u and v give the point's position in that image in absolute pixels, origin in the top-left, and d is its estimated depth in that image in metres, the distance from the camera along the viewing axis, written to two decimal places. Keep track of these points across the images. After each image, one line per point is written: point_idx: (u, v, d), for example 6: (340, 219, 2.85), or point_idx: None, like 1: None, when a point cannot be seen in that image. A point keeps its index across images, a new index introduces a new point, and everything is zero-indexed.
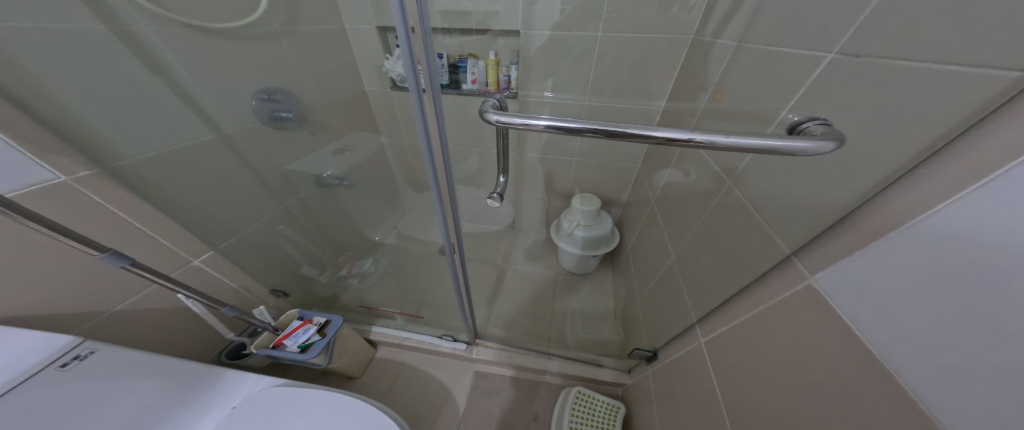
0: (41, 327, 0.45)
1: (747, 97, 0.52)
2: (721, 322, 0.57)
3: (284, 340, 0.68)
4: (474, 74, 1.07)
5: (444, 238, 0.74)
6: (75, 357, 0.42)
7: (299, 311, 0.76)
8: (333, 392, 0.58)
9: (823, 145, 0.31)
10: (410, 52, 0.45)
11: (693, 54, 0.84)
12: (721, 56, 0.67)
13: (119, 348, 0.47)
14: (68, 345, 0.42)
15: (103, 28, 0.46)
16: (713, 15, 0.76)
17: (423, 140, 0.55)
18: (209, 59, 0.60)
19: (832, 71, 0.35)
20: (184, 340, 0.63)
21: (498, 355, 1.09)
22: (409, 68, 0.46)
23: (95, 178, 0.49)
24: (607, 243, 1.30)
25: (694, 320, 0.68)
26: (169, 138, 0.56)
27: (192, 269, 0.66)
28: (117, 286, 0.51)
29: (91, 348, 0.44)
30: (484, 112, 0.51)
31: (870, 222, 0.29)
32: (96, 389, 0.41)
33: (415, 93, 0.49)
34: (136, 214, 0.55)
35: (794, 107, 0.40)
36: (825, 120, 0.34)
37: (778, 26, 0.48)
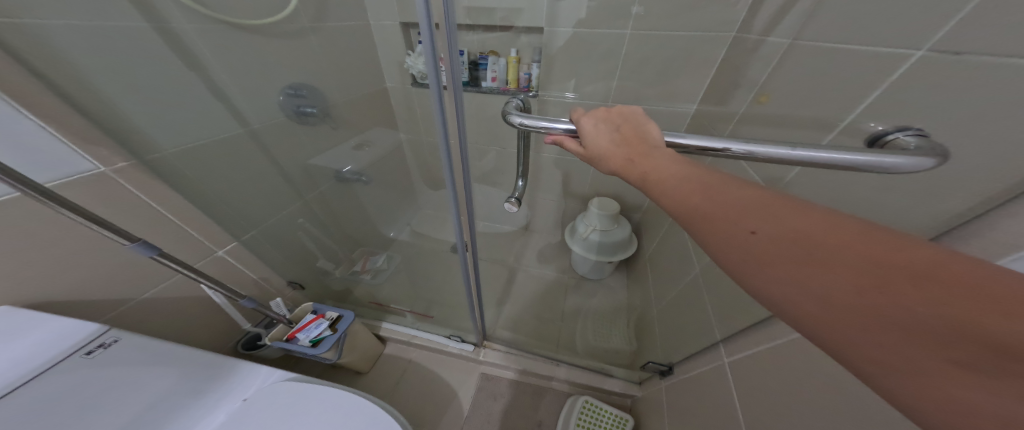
0: (72, 314, 0.46)
1: (802, 103, 0.47)
2: (749, 344, 0.52)
3: (296, 334, 0.69)
4: (495, 72, 1.05)
5: (457, 237, 0.72)
6: (100, 344, 0.43)
7: (313, 305, 0.77)
8: (341, 391, 0.58)
9: (920, 161, 0.25)
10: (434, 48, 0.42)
11: (734, 54, 0.77)
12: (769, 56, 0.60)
13: (141, 337, 0.48)
14: (94, 333, 0.44)
15: (145, 25, 0.47)
16: (761, 10, 0.69)
17: (442, 140, 0.52)
18: (240, 54, 0.61)
19: (925, 73, 0.30)
20: (204, 328, 0.65)
21: (505, 358, 1.08)
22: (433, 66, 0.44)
23: (131, 169, 0.51)
24: (625, 250, 1.25)
25: (718, 340, 0.63)
26: (201, 132, 0.57)
27: (215, 258, 0.68)
28: (144, 275, 0.53)
29: (115, 336, 0.46)
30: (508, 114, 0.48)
31: (978, 256, 0.24)
32: (117, 377, 0.42)
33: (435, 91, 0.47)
34: (168, 205, 0.57)
35: (872, 114, 0.34)
36: (921, 130, 0.29)
37: (843, 23, 0.43)
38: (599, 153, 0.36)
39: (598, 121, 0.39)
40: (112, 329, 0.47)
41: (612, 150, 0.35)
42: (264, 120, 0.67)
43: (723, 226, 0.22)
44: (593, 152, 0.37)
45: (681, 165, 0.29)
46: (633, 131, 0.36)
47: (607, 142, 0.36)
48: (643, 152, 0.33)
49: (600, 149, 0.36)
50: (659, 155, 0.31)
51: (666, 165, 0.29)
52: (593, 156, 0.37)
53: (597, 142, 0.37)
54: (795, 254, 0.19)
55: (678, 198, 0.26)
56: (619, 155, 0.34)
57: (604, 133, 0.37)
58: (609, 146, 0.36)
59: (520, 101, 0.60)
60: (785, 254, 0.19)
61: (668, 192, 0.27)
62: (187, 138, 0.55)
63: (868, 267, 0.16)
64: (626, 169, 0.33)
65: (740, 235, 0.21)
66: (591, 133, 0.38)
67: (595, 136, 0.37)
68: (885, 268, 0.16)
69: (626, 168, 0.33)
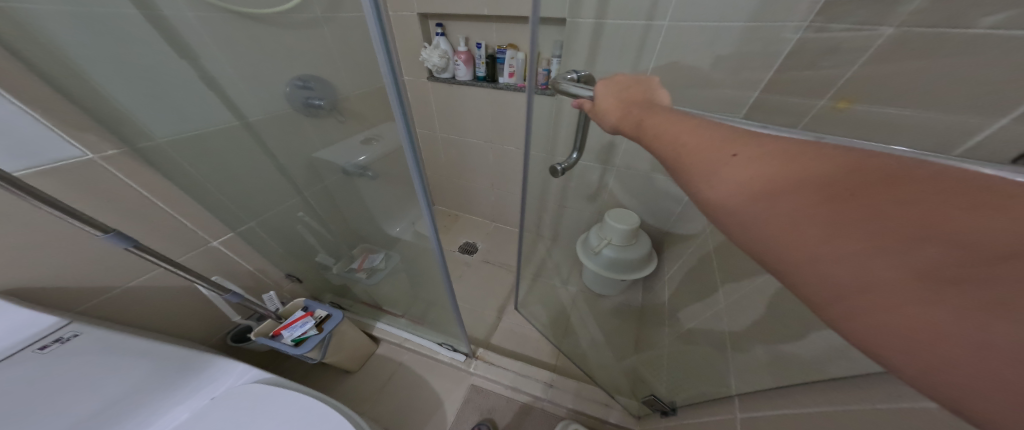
0: (48, 304, 0.51)
1: None
2: (773, 414, 0.43)
3: (282, 331, 0.82)
4: (512, 67, 0.98)
5: (433, 241, 0.61)
6: (56, 339, 0.46)
7: (304, 301, 0.91)
8: (304, 395, 0.57)
9: None
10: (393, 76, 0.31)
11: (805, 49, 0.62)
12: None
13: (103, 332, 0.52)
14: (52, 328, 0.47)
15: (135, 12, 0.44)
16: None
17: (414, 171, 0.43)
18: (261, 49, 0.54)
19: None
20: (178, 318, 0.70)
21: (497, 372, 1.04)
22: (392, 95, 0.33)
23: (122, 157, 0.52)
24: (642, 269, 1.14)
25: (734, 392, 0.55)
26: (190, 123, 0.56)
27: (208, 249, 0.70)
28: (126, 272, 0.58)
29: (74, 331, 0.49)
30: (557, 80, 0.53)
31: None
32: (70, 375, 0.44)
33: (401, 125, 0.36)
34: (161, 195, 0.58)
35: None
36: None
37: None
38: (608, 109, 0.39)
39: (615, 82, 0.42)
40: (73, 323, 0.50)
41: (617, 108, 0.38)
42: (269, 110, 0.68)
43: (718, 158, 0.25)
44: (602, 107, 0.40)
45: (680, 117, 0.32)
46: (639, 94, 0.39)
47: (618, 100, 0.39)
48: (654, 107, 0.35)
49: (610, 103, 0.39)
50: (667, 111, 0.33)
51: (675, 117, 0.32)
52: (598, 112, 0.40)
53: (608, 99, 0.40)
54: (792, 178, 0.21)
55: (678, 138, 0.29)
56: (625, 109, 0.37)
57: (616, 92, 0.41)
58: (618, 102, 0.39)
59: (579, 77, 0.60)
60: (782, 177, 0.21)
61: (669, 134, 0.30)
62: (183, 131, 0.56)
63: (855, 187, 0.19)
64: (633, 120, 0.35)
65: (731, 160, 0.24)
66: (606, 91, 0.41)
67: (607, 94, 0.41)
68: (869, 187, 0.18)
69: (631, 120, 0.35)
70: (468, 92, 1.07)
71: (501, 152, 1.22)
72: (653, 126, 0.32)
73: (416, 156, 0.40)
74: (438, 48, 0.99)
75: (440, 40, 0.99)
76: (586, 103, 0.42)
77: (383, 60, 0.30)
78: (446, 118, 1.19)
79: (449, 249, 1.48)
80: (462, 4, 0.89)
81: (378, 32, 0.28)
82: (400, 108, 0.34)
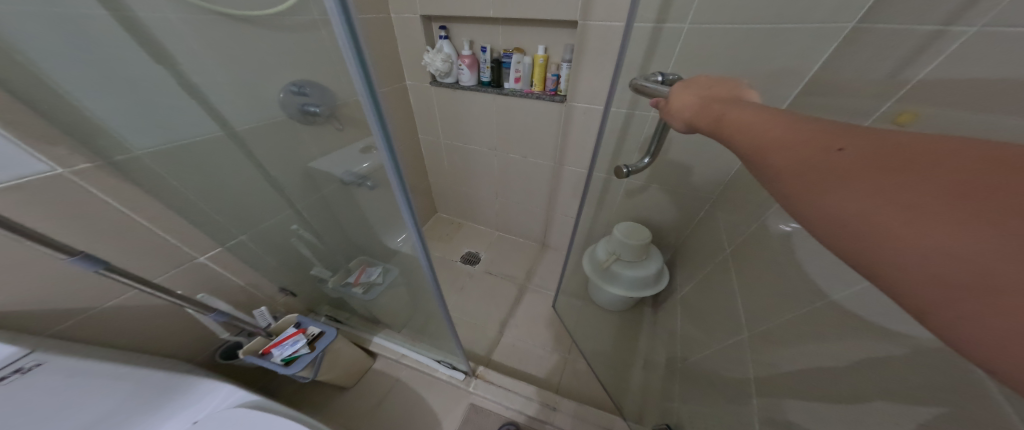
0: (5, 327, 0.48)
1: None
2: None
3: (272, 349, 0.81)
4: (519, 72, 0.94)
5: (425, 261, 0.57)
6: (16, 370, 0.43)
7: (297, 318, 0.90)
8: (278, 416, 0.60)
9: None
10: (367, 87, 0.26)
11: (850, 54, 0.54)
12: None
13: (63, 361, 0.48)
14: (11, 357, 0.43)
15: (104, 14, 0.40)
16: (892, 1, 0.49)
17: (398, 192, 0.38)
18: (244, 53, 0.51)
19: None
20: (161, 336, 0.70)
21: (497, 393, 0.98)
22: (367, 107, 0.28)
23: (96, 171, 0.48)
24: (654, 285, 1.08)
25: None
26: (171, 134, 0.52)
27: (196, 265, 0.67)
28: (101, 293, 0.56)
29: (36, 360, 0.45)
30: (634, 80, 0.51)
31: None
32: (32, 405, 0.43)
33: (377, 137, 0.31)
34: (140, 210, 0.55)
35: None
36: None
37: None
38: (679, 108, 0.38)
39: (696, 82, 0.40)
40: (36, 351, 0.46)
41: (692, 105, 0.36)
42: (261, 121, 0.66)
43: (811, 149, 0.22)
44: (673, 107, 0.40)
45: (766, 108, 0.28)
46: (724, 87, 0.36)
47: (694, 97, 0.37)
48: (736, 101, 0.32)
49: (684, 103, 0.38)
50: (751, 105, 0.30)
51: (757, 110, 0.29)
52: (671, 113, 0.40)
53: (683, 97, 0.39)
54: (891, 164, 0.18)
55: (761, 130, 0.26)
56: (698, 108, 0.35)
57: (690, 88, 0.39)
58: (690, 100, 0.37)
59: (663, 78, 0.55)
60: (877, 165, 0.18)
61: (747, 128, 0.28)
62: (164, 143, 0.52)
63: (988, 170, 0.14)
64: (707, 118, 0.34)
65: (822, 151, 0.21)
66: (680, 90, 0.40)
67: (680, 93, 0.39)
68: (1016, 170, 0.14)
69: (708, 117, 0.33)
70: (473, 98, 1.02)
71: (506, 161, 1.17)
72: (731, 120, 0.30)
73: (399, 172, 0.35)
74: (442, 51, 0.95)
75: (444, 43, 0.95)
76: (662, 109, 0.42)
77: (355, 68, 0.25)
78: (450, 125, 1.15)
79: (451, 258, 1.44)
80: (467, 5, 0.85)
81: (348, 36, 0.23)
82: (376, 122, 0.29)
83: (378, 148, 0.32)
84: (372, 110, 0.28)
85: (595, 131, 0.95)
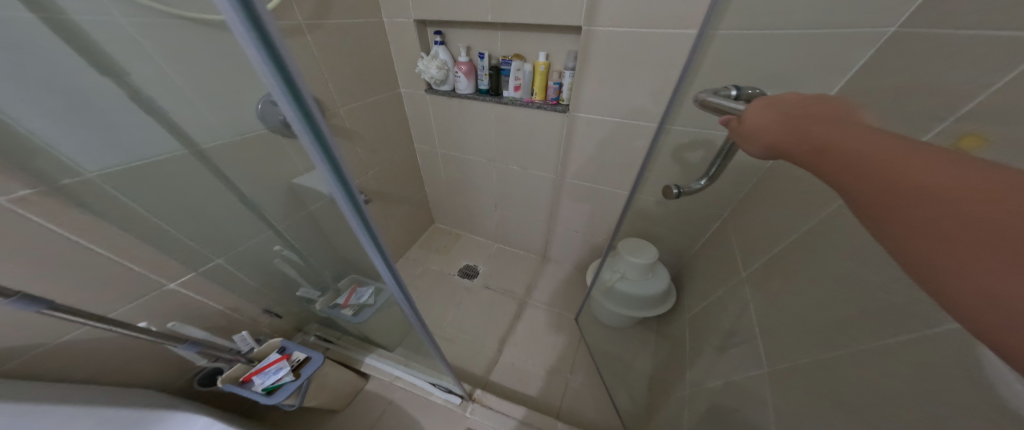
0: None
1: None
2: None
3: (253, 377, 0.75)
4: (518, 80, 0.88)
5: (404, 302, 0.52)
6: None
7: (282, 342, 0.85)
8: None
9: None
10: (302, 117, 0.19)
11: (888, 63, 0.48)
12: (968, 77, 0.34)
13: None
14: None
15: (30, 16, 0.35)
16: (934, 7, 0.44)
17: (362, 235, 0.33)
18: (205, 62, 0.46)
19: None
20: (128, 366, 0.64)
21: (495, 419, 0.92)
22: (306, 137, 0.21)
23: (41, 198, 0.42)
24: (657, 307, 1.04)
25: None
26: (126, 153, 0.46)
27: (166, 292, 0.61)
28: (54, 327, 0.51)
29: None
30: (701, 95, 0.47)
31: None
32: None
33: (323, 168, 0.25)
34: (98, 239, 0.49)
35: None
36: None
37: None
38: (760, 131, 0.34)
39: (779, 98, 0.36)
40: None
41: (778, 129, 0.32)
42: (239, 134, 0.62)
43: (964, 204, 0.17)
44: (752, 128, 0.35)
45: (893, 138, 0.23)
46: (819, 105, 0.31)
47: (780, 119, 0.33)
48: (841, 125, 0.27)
49: (766, 125, 0.34)
50: (863, 131, 0.25)
51: (874, 141, 0.23)
52: (747, 135, 0.36)
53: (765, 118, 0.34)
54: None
55: (879, 170, 0.22)
56: (786, 132, 0.31)
57: (773, 107, 0.35)
58: (775, 123, 0.33)
59: (738, 90, 0.48)
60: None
61: (864, 167, 0.23)
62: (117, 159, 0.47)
63: None
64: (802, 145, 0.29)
65: (978, 208, 0.16)
66: (760, 108, 0.36)
67: (759, 113, 0.35)
68: None
69: (797, 142, 0.30)
70: (471, 107, 0.96)
71: (506, 172, 1.12)
72: (837, 152, 0.25)
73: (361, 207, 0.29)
74: (437, 58, 0.89)
75: (439, 49, 0.89)
76: (735, 128, 0.38)
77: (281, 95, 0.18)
78: (447, 134, 1.09)
79: (448, 271, 1.38)
80: (463, 9, 0.79)
81: (262, 50, 0.16)
82: (321, 155, 0.23)
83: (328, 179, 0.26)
84: (314, 143, 0.22)
85: (600, 142, 0.89)
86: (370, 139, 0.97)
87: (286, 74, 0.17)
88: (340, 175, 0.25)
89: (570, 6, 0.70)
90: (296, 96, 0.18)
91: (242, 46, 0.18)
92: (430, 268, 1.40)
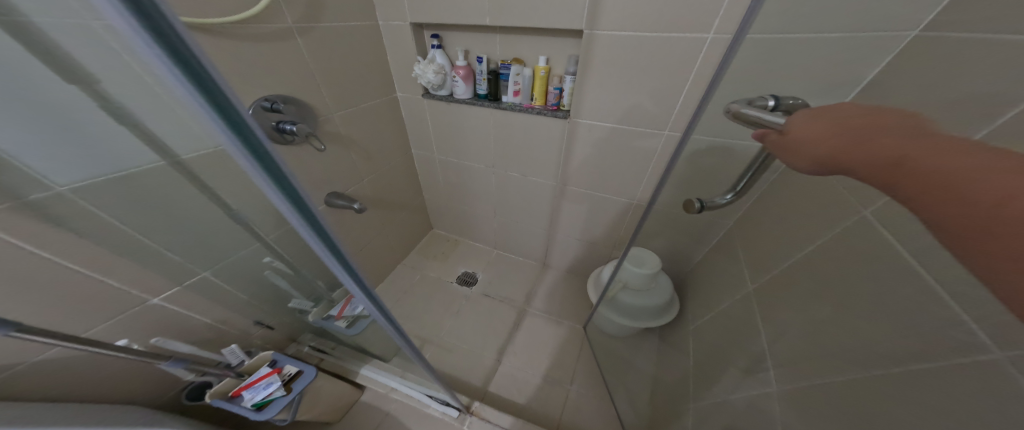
0: None
1: None
2: None
3: (242, 392, 0.73)
4: (518, 85, 0.85)
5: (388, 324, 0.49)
6: None
7: (273, 355, 0.82)
8: None
9: None
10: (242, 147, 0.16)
11: (907, 69, 0.46)
12: (1005, 87, 0.31)
13: None
14: None
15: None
16: (961, 8, 0.41)
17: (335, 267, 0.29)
18: None
19: None
20: (111, 383, 0.62)
21: None
22: (252, 168, 0.18)
23: (8, 214, 0.39)
24: (661, 317, 1.01)
25: None
26: (99, 165, 0.44)
27: (148, 308, 0.59)
28: (28, 348, 0.48)
29: None
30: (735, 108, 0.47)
31: None
32: None
33: (278, 199, 0.21)
34: (74, 256, 0.47)
35: None
36: None
37: None
38: (808, 144, 0.34)
39: (824, 112, 0.36)
40: None
41: (830, 142, 0.32)
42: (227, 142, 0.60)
43: None
44: (799, 141, 0.35)
45: (977, 155, 0.23)
46: (872, 118, 0.31)
47: (831, 132, 0.32)
48: (909, 139, 0.27)
49: (814, 138, 0.33)
50: (940, 146, 0.25)
51: (958, 158, 0.23)
52: (793, 148, 0.35)
53: (813, 129, 0.34)
54: None
55: (975, 194, 0.21)
56: (843, 147, 0.30)
57: (818, 119, 0.34)
58: (827, 137, 0.32)
59: (777, 101, 0.48)
60: None
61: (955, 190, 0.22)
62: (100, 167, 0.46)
63: None
64: (867, 161, 0.28)
65: None
66: (805, 121, 0.35)
67: (805, 125, 0.35)
68: None
69: (857, 156, 0.29)
70: (470, 112, 0.94)
71: (505, 179, 1.09)
72: (917, 171, 0.25)
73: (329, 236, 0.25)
74: (434, 62, 0.87)
75: (435, 53, 0.87)
76: (778, 141, 0.38)
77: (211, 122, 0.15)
78: (445, 140, 1.07)
79: (446, 279, 1.36)
80: (460, 11, 0.77)
81: (178, 78, 0.13)
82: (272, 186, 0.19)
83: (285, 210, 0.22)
84: (264, 173, 0.18)
85: (601, 149, 0.87)
86: (366, 146, 0.95)
87: (214, 97, 0.14)
88: (299, 206, 0.21)
89: (570, 8, 0.67)
90: (234, 122, 0.15)
91: (160, 76, 0.15)
92: (428, 275, 1.37)
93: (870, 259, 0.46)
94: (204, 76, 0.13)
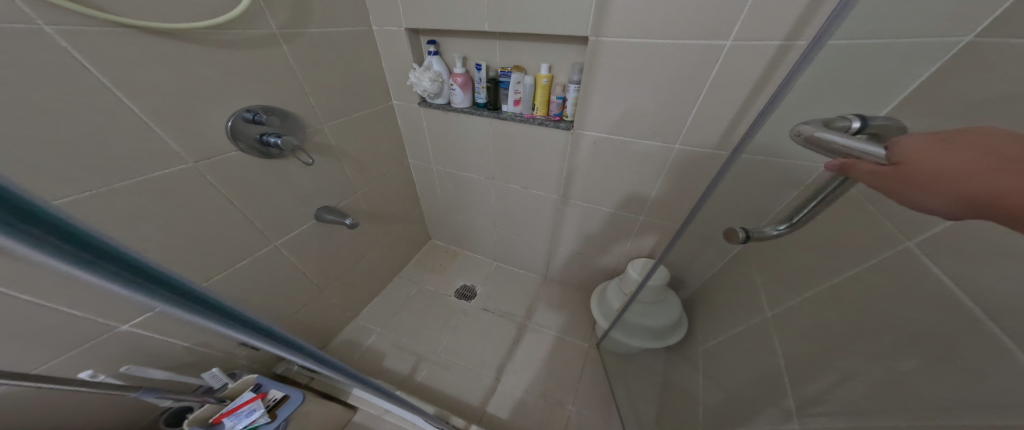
0: None
1: None
2: None
3: (223, 419, 0.68)
4: (518, 93, 0.81)
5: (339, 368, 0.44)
6: None
7: (258, 378, 0.77)
8: None
9: None
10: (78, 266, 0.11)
11: (967, 79, 0.40)
12: None
13: None
14: None
15: None
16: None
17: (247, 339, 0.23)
18: None
19: None
20: (78, 416, 0.57)
21: None
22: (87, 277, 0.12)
23: None
24: (670, 336, 0.96)
25: None
26: None
27: (117, 335, 0.55)
28: None
29: None
30: (804, 127, 0.35)
31: None
32: None
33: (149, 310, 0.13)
34: (27, 286, 0.43)
35: None
36: None
37: None
38: (948, 180, 0.24)
39: (952, 137, 0.26)
40: None
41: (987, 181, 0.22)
42: (204, 157, 0.56)
43: None
44: (929, 176, 0.25)
45: None
46: None
47: (986, 166, 0.23)
48: None
49: (957, 174, 0.24)
50: None
51: None
52: (920, 184, 0.26)
53: (948, 159, 0.25)
54: None
55: None
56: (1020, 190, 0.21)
57: (951, 147, 0.25)
58: (982, 172, 0.23)
59: (862, 121, 0.35)
60: None
61: None
62: (56, 187, 0.43)
63: None
64: None
65: None
66: (929, 148, 0.26)
67: (933, 153, 0.26)
68: None
69: None
70: (468, 121, 0.89)
71: (505, 191, 1.04)
72: None
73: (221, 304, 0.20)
74: (431, 69, 0.82)
75: (434, 60, 0.82)
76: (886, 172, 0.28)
77: (25, 252, 0.09)
78: (443, 150, 1.02)
79: (444, 292, 1.31)
80: (456, 16, 0.73)
81: None
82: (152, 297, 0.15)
83: (174, 313, 0.18)
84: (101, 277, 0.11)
85: (606, 162, 0.82)
86: (359, 157, 0.90)
87: None
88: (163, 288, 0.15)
89: (572, 11, 0.62)
90: (66, 234, 0.10)
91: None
92: (426, 288, 1.32)
93: (911, 299, 0.41)
94: (7, 194, 0.08)
